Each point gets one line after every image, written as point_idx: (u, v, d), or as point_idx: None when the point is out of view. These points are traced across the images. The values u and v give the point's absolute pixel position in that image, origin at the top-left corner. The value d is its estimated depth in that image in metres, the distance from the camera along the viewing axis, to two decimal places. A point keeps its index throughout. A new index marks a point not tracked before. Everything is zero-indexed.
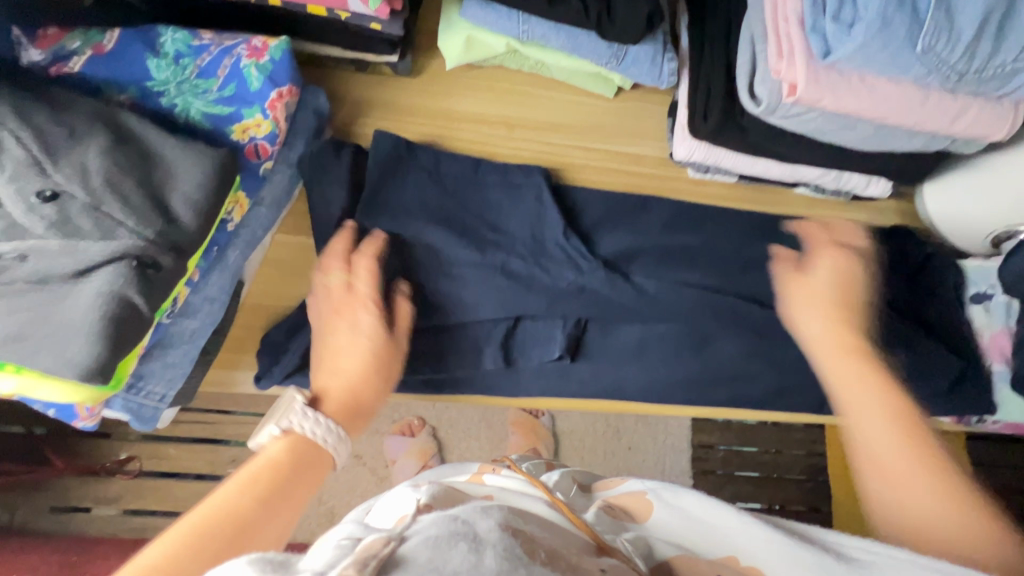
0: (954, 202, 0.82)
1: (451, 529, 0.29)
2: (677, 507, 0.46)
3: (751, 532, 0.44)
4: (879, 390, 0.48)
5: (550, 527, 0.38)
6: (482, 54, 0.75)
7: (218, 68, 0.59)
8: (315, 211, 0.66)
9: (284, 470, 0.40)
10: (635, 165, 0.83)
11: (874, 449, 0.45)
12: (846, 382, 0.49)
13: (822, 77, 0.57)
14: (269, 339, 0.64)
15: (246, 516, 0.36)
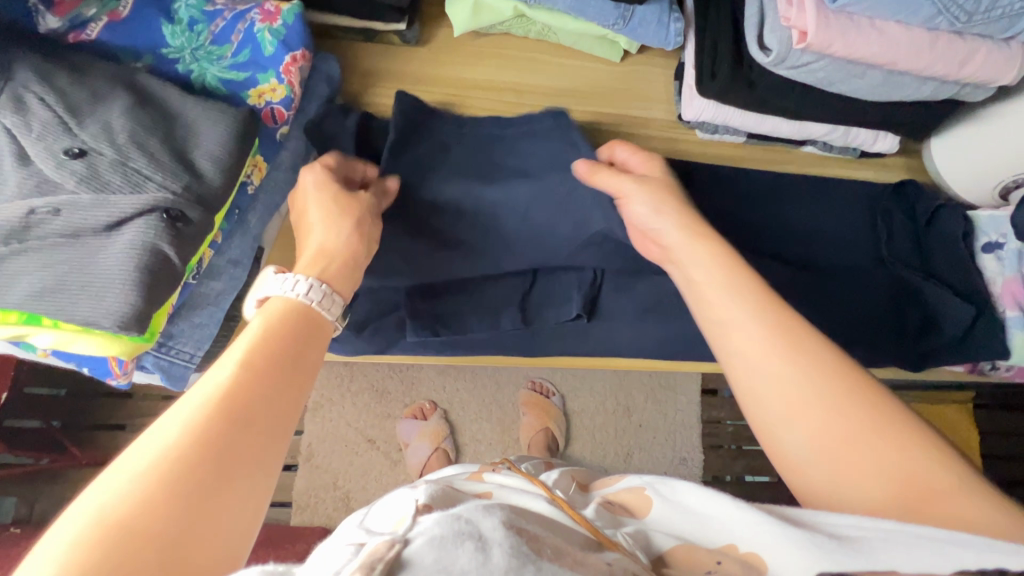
0: (961, 155, 0.82)
1: (456, 528, 0.31)
2: (670, 500, 0.46)
3: (743, 520, 0.41)
4: (803, 389, 0.44)
5: (550, 526, 0.39)
6: (489, 19, 0.75)
7: (231, 33, 0.59)
8: None
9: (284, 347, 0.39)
10: (643, 128, 0.84)
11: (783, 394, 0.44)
12: (774, 387, 0.45)
13: (833, 22, 0.58)
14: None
15: (251, 389, 0.35)
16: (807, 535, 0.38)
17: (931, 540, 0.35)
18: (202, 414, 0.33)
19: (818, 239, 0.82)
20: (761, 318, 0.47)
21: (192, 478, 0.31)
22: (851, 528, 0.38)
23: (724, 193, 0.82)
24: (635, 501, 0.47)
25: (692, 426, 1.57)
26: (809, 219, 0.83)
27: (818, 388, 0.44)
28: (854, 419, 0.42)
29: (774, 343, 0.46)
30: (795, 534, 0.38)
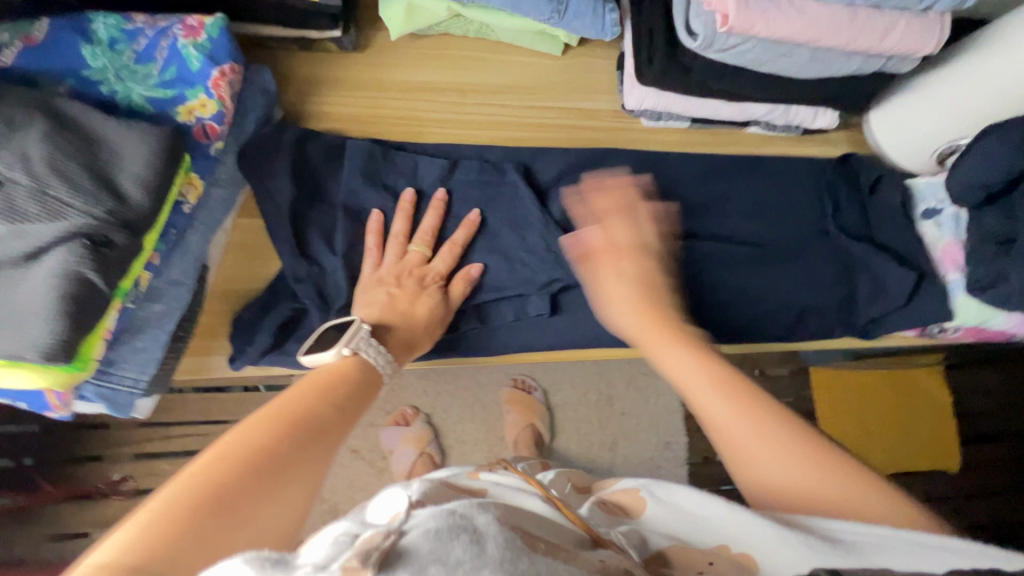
0: (897, 125, 0.85)
1: (451, 522, 0.29)
2: (664, 500, 0.48)
3: (736, 518, 0.44)
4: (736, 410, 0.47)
5: (546, 524, 0.39)
6: (424, 21, 0.75)
7: (155, 51, 0.58)
8: (265, 192, 0.65)
9: (311, 412, 0.42)
10: (589, 118, 0.84)
11: (731, 432, 0.47)
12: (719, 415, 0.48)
13: (752, 3, 0.59)
14: (240, 319, 0.64)
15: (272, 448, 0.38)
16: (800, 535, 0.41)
17: (922, 546, 0.38)
18: (218, 465, 0.35)
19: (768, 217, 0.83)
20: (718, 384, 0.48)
21: (190, 523, 0.32)
22: (849, 532, 0.40)
23: (673, 177, 0.83)
24: (629, 501, 0.49)
25: (673, 410, 1.59)
26: (758, 199, 0.84)
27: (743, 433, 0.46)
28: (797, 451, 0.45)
29: (730, 405, 0.47)
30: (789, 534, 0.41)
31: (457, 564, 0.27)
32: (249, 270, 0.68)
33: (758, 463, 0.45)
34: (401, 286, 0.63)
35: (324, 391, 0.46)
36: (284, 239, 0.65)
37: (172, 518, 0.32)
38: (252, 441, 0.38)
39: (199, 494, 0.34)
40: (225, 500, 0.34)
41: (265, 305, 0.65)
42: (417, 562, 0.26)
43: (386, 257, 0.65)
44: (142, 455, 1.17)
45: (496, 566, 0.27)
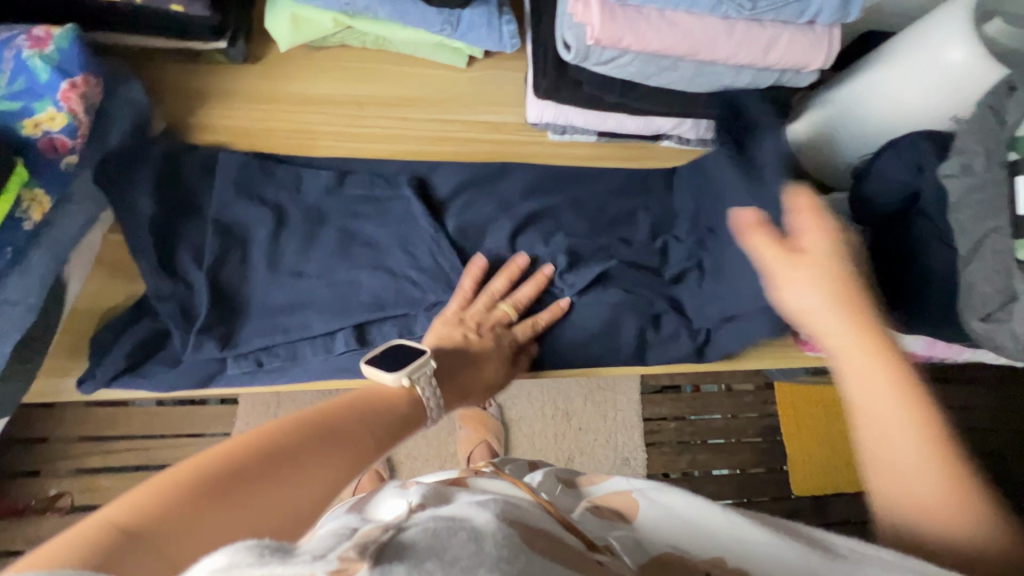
0: (811, 142, 0.82)
1: (448, 522, 0.27)
2: (660, 504, 0.46)
3: (733, 530, 0.42)
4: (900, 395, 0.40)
5: (539, 517, 0.35)
6: (312, 32, 0.73)
7: (1, 62, 0.56)
8: (127, 208, 0.63)
9: (349, 420, 0.40)
10: (496, 132, 0.82)
11: (872, 425, 0.41)
12: (876, 397, 0.40)
13: (618, 15, 0.57)
14: (97, 339, 0.62)
15: (285, 443, 0.35)
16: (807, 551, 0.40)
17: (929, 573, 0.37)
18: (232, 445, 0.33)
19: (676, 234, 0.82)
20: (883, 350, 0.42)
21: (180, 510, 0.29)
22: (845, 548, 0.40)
23: (579, 192, 0.81)
24: (624, 505, 0.46)
25: (633, 424, 1.54)
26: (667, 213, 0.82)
27: (924, 439, 0.39)
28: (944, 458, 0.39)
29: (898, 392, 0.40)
30: (794, 551, 0.40)
31: (453, 561, 0.25)
32: (115, 288, 0.65)
33: (894, 469, 0.40)
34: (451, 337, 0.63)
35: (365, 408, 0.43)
36: (146, 256, 0.63)
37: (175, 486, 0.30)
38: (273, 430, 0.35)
39: (211, 472, 0.31)
40: (234, 477, 0.31)
41: (125, 325, 0.63)
42: (414, 556, 0.24)
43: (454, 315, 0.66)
44: (84, 469, 1.12)
45: (492, 564, 0.25)
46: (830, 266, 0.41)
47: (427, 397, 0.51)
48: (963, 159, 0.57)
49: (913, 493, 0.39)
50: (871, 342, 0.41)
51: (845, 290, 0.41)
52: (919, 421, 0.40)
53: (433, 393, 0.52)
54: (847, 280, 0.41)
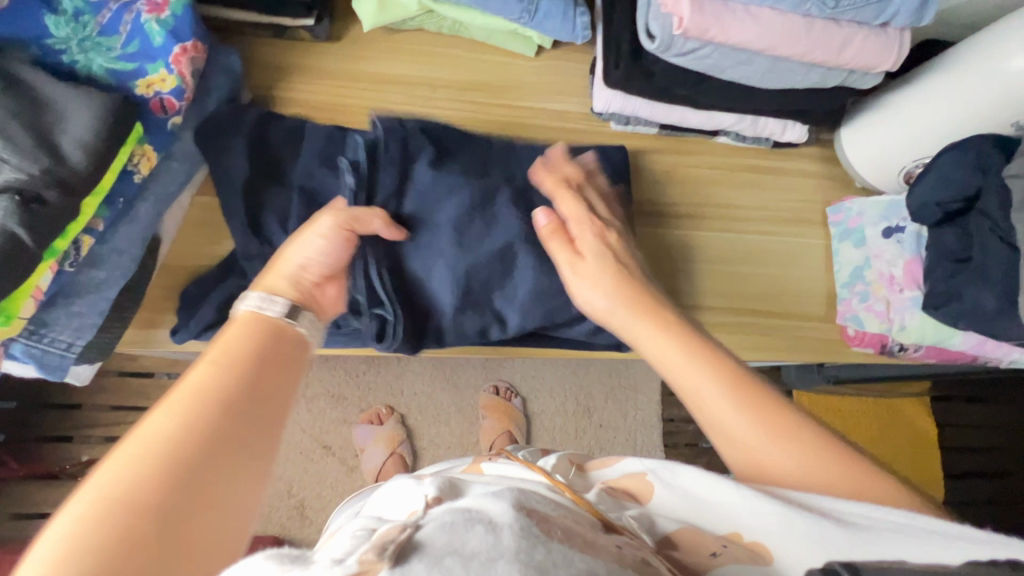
0: (866, 144, 0.85)
1: (468, 514, 0.30)
2: (675, 483, 0.46)
3: (749, 505, 0.42)
4: (738, 393, 0.47)
5: (556, 504, 0.36)
6: (396, 14, 0.76)
7: (119, 25, 0.60)
8: (219, 171, 0.66)
9: (233, 386, 0.39)
10: (560, 120, 0.85)
11: (721, 417, 0.47)
12: (720, 402, 0.47)
13: (705, 8, 0.60)
14: (185, 294, 0.65)
15: (166, 461, 0.34)
16: (822, 526, 0.40)
17: (939, 536, 0.38)
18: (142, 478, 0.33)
19: (712, 223, 0.86)
20: (687, 348, 0.50)
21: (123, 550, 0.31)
22: (861, 517, 0.40)
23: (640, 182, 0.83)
24: (638, 487, 0.46)
25: (652, 424, 1.56)
26: (699, 202, 0.86)
27: (759, 417, 0.47)
28: (784, 431, 0.46)
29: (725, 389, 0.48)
30: (808, 524, 0.40)
31: (473, 556, 0.27)
32: (204, 248, 0.69)
33: (767, 456, 0.46)
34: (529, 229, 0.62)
35: (236, 361, 0.41)
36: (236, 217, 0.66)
37: (95, 545, 0.30)
38: (159, 451, 0.34)
39: (128, 506, 0.32)
40: (127, 549, 0.31)
41: (214, 282, 0.66)
42: (432, 553, 0.27)
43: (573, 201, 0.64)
44: (112, 437, 1.15)
45: (511, 557, 0.27)
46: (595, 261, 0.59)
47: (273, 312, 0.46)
48: None
49: (830, 481, 0.45)
50: (691, 347, 0.50)
51: (609, 276, 0.58)
52: (764, 412, 0.47)
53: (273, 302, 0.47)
54: (625, 280, 0.58)
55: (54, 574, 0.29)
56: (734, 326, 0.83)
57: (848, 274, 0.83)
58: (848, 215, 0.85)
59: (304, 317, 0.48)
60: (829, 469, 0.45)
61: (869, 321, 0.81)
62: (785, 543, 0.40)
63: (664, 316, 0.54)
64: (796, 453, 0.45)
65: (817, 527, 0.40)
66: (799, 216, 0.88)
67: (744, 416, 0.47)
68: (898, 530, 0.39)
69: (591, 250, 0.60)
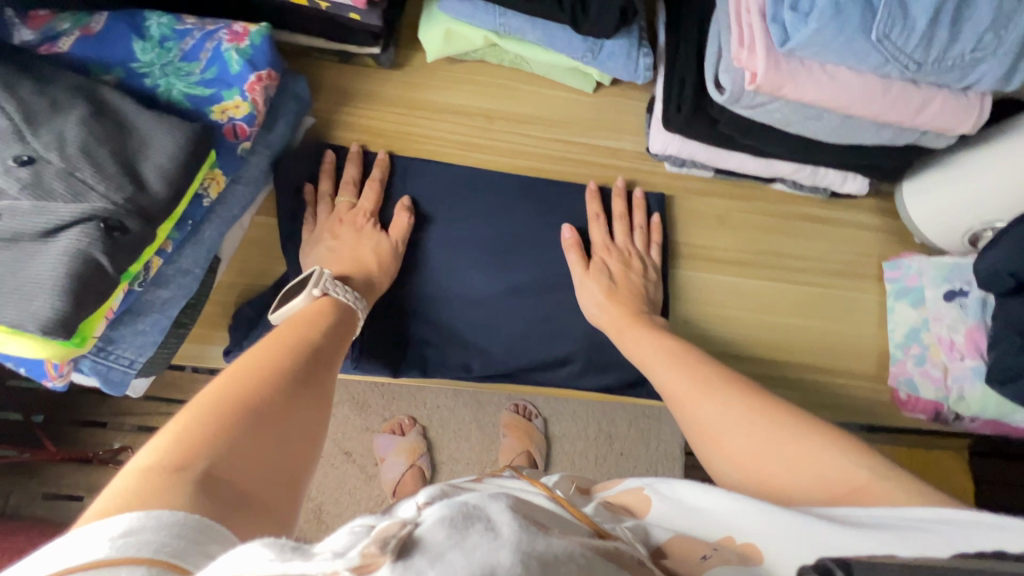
0: (930, 204, 0.82)
1: (465, 513, 0.33)
2: (669, 495, 0.51)
3: (738, 505, 0.48)
4: (728, 406, 0.58)
5: (553, 517, 0.41)
6: (460, 46, 0.77)
7: (200, 52, 0.62)
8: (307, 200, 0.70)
9: (311, 346, 0.51)
10: (613, 157, 0.84)
11: (711, 423, 0.58)
12: (711, 405, 0.59)
13: (782, 64, 0.58)
14: (242, 313, 0.67)
15: (245, 392, 0.41)
16: (803, 517, 0.45)
17: (924, 522, 0.42)
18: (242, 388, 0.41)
19: (766, 271, 0.84)
20: (683, 367, 0.64)
21: (215, 448, 0.37)
22: (850, 514, 0.45)
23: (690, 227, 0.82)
24: (635, 503, 0.51)
25: (674, 458, 1.53)
26: (754, 247, 0.85)
27: (734, 409, 0.58)
28: (751, 422, 0.56)
29: (704, 391, 0.61)
30: (793, 516, 0.46)
31: (474, 547, 0.30)
32: (260, 270, 0.71)
33: (752, 459, 0.54)
34: (344, 231, 0.70)
35: (332, 316, 0.58)
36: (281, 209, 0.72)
37: (187, 442, 0.36)
38: (246, 381, 0.43)
39: (216, 420, 0.38)
40: (215, 448, 0.37)
41: (268, 304, 0.68)
42: (433, 549, 0.29)
43: (322, 211, 0.71)
44: (144, 428, 1.19)
45: (512, 547, 0.31)
46: (604, 284, 0.75)
47: (343, 295, 0.62)
48: None
49: (825, 475, 0.50)
50: (675, 354, 0.66)
51: (618, 295, 0.74)
52: (751, 411, 0.57)
53: (341, 289, 0.62)
54: (616, 293, 0.74)
55: (166, 458, 0.35)
56: (778, 380, 0.81)
57: (903, 334, 0.81)
58: (906, 272, 0.82)
59: (341, 289, 0.62)
60: (794, 451, 0.52)
61: (924, 386, 0.78)
62: (774, 539, 0.45)
63: (660, 337, 0.70)
64: (757, 438, 0.55)
65: (795, 516, 0.46)
66: (854, 269, 0.85)
67: (725, 410, 0.58)
68: (895, 527, 0.42)
69: (596, 267, 0.76)
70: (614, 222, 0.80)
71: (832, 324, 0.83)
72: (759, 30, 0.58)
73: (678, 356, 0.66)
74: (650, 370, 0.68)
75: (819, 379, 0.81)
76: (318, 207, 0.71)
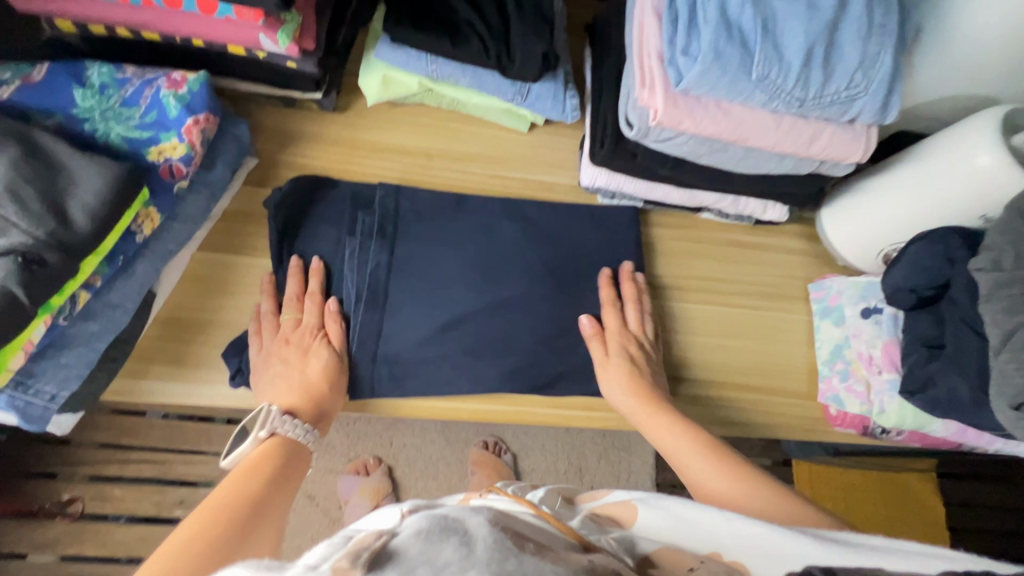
0: (844, 228, 0.88)
1: (443, 523, 0.34)
2: (657, 508, 0.53)
3: (731, 526, 0.51)
4: (752, 480, 0.63)
5: (538, 528, 0.41)
6: (398, 91, 0.82)
7: (140, 97, 0.65)
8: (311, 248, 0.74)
9: (249, 491, 0.55)
10: (550, 192, 0.89)
11: (728, 491, 0.63)
12: (735, 478, 0.63)
13: (680, 102, 0.64)
14: (240, 336, 0.71)
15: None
16: (798, 542, 0.48)
17: (919, 555, 0.46)
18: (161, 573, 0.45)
19: (700, 295, 0.88)
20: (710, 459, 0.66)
21: None
22: (850, 538, 0.49)
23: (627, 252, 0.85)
24: (623, 514, 0.54)
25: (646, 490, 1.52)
26: (686, 274, 0.89)
27: (747, 484, 0.62)
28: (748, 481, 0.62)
29: (731, 471, 0.64)
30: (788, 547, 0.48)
31: (444, 565, 0.31)
32: (199, 304, 0.72)
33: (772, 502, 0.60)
34: (290, 353, 0.68)
35: (278, 460, 0.60)
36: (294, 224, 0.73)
37: None
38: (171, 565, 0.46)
39: None
40: None
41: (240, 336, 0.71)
42: (405, 563, 0.31)
43: (266, 337, 0.70)
44: (96, 477, 1.28)
45: (482, 566, 0.31)
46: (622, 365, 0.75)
47: (292, 432, 0.62)
48: (994, 254, 0.62)
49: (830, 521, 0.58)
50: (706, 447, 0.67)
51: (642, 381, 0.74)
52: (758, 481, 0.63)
53: (292, 423, 0.63)
54: (639, 381, 0.74)
55: None
56: (716, 401, 0.83)
57: (828, 352, 0.84)
58: (828, 292, 0.87)
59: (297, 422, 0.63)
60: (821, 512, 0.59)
61: (849, 401, 0.80)
62: (762, 559, 0.48)
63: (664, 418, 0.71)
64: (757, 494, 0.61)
65: (790, 541, 0.48)
66: (782, 292, 0.90)
67: (749, 484, 0.62)
68: (901, 552, 0.46)
69: (617, 355, 0.76)
70: (626, 304, 0.79)
71: (763, 346, 0.86)
72: (657, 72, 0.64)
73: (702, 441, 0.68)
74: (678, 458, 0.68)
75: (757, 398, 0.84)
76: (262, 334, 0.70)
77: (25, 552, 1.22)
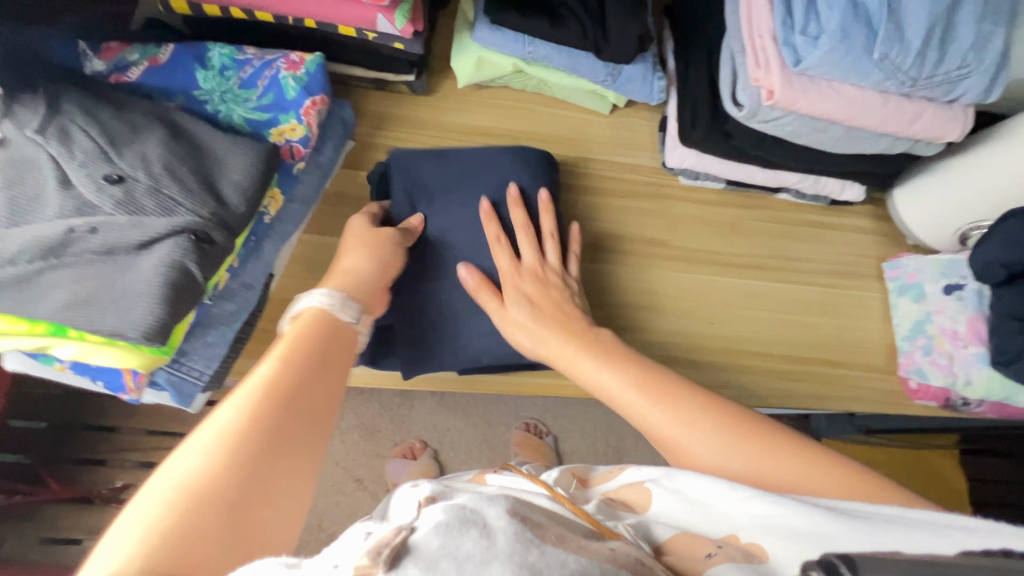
0: (922, 206, 0.89)
1: (462, 516, 0.33)
2: (668, 490, 0.47)
3: (744, 506, 0.43)
4: (719, 434, 0.53)
5: (556, 516, 0.38)
6: (491, 72, 0.83)
7: (257, 79, 0.66)
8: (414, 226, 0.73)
9: (294, 389, 0.46)
10: (631, 173, 0.90)
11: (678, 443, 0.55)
12: (697, 431, 0.54)
13: (795, 81, 0.65)
14: None
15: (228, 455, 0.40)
16: (818, 518, 0.41)
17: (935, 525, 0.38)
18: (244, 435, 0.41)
19: (777, 273, 0.89)
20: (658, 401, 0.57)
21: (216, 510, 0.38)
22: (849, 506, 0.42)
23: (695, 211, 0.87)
24: (636, 496, 0.48)
25: None
26: (767, 253, 0.90)
27: (722, 436, 0.53)
28: (710, 429, 0.54)
29: (692, 424, 0.54)
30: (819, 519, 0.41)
31: (466, 559, 0.30)
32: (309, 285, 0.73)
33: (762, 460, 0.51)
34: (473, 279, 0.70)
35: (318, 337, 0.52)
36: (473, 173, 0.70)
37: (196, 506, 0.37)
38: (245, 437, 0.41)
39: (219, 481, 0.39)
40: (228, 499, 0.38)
41: None
42: (427, 558, 0.29)
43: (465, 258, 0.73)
44: (146, 463, 1.19)
45: (505, 559, 0.30)
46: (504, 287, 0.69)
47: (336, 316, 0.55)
48: None
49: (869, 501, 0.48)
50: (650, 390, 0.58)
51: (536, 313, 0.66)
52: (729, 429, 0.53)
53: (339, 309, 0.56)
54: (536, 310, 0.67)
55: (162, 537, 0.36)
56: (799, 375, 0.85)
57: (909, 328, 0.87)
58: (906, 270, 0.89)
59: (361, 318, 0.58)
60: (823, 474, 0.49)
61: (933, 373, 0.84)
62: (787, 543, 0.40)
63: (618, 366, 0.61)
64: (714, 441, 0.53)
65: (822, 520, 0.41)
66: (856, 270, 0.92)
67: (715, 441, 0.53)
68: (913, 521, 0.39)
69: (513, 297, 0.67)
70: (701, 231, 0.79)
71: (842, 321, 0.88)
72: (772, 52, 0.66)
73: (637, 385, 0.59)
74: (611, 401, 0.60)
75: (837, 371, 0.86)
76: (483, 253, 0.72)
77: (82, 537, 1.13)
